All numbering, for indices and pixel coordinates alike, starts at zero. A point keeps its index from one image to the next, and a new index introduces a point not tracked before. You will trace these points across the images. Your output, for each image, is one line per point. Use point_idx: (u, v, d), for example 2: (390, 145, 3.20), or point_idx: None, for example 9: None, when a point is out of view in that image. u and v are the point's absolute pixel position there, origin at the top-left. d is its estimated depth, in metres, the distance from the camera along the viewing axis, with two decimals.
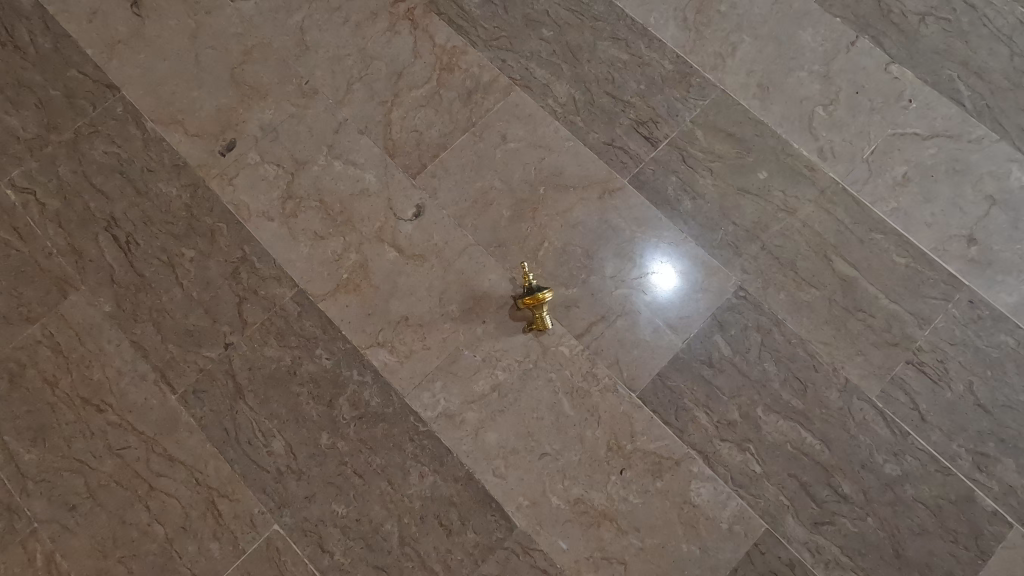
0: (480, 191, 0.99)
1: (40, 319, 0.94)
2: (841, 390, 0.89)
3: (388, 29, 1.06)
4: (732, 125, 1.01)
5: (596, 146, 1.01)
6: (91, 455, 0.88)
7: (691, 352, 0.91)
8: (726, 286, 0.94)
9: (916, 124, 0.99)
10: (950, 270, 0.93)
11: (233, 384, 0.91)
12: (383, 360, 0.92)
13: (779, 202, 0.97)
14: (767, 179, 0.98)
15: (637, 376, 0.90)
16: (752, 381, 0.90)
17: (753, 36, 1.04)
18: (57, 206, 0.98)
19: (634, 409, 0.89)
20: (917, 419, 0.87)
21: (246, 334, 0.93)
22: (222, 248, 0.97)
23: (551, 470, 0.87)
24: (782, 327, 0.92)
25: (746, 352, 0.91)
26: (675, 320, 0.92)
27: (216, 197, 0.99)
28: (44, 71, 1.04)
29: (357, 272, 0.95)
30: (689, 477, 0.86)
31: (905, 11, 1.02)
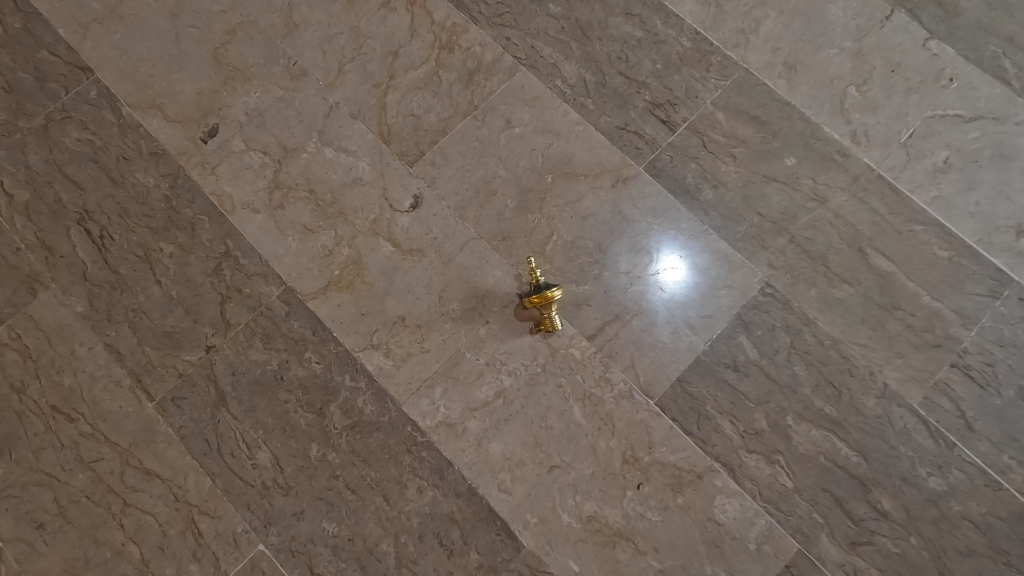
0: (482, 180, 0.91)
1: (7, 320, 0.87)
2: (878, 396, 0.81)
3: (383, 6, 0.98)
4: (756, 107, 0.93)
5: (609, 131, 0.93)
6: (62, 468, 0.81)
7: (713, 355, 0.83)
8: (752, 282, 0.86)
9: (958, 106, 0.91)
10: (997, 265, 0.85)
11: (215, 390, 0.84)
12: (377, 364, 0.84)
13: (808, 191, 0.89)
14: (795, 166, 0.90)
15: (654, 381, 0.83)
16: (780, 386, 0.82)
17: (779, 11, 0.95)
18: (27, 198, 0.91)
19: (651, 417, 0.81)
20: (963, 428, 0.80)
21: (229, 336, 0.86)
22: (203, 242, 0.89)
23: (562, 484, 0.80)
24: (813, 327, 0.84)
25: (774, 354, 0.83)
26: (695, 319, 0.85)
27: (197, 188, 0.92)
28: (14, 53, 0.96)
29: (350, 269, 0.88)
30: (713, 493, 0.79)
31: None
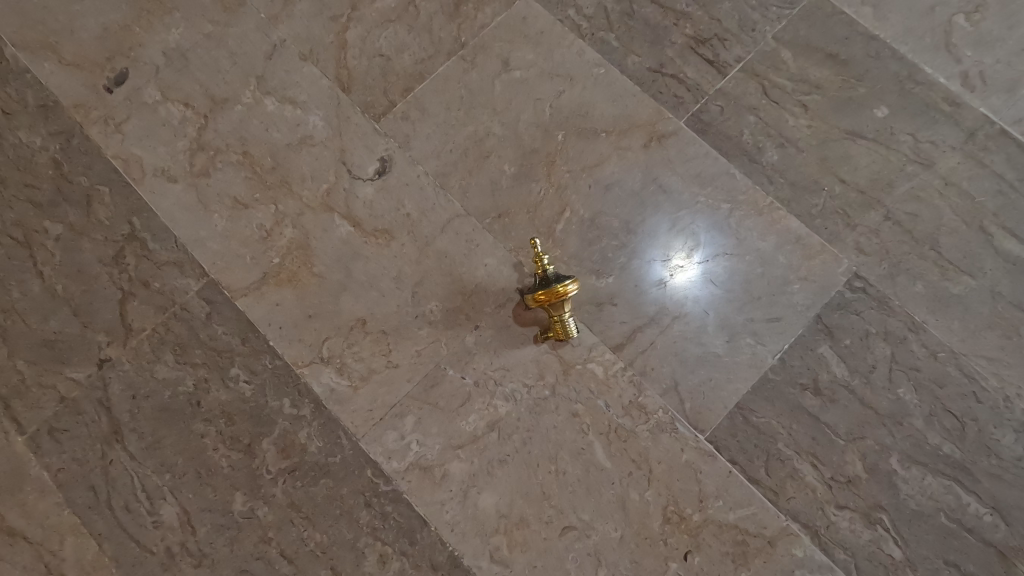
0: (471, 138, 0.69)
1: None
2: (1017, 429, 0.59)
3: None
4: (834, 41, 0.70)
5: (638, 74, 0.70)
6: None
7: (785, 373, 0.61)
8: (835, 272, 0.63)
9: None
10: None
11: (108, 420, 0.62)
12: (328, 385, 0.62)
13: (907, 151, 0.66)
14: (888, 118, 0.67)
15: (705, 409, 0.60)
16: (879, 417, 0.60)
17: None
18: None
19: (703, 459, 0.59)
20: None
21: (129, 346, 0.64)
22: (102, 222, 0.67)
23: (580, 552, 0.58)
24: (922, 334, 0.61)
25: (869, 371, 0.61)
26: (759, 324, 0.62)
27: (96, 150, 0.70)
28: None
29: (293, 256, 0.66)
30: (790, 566, 0.57)
31: None
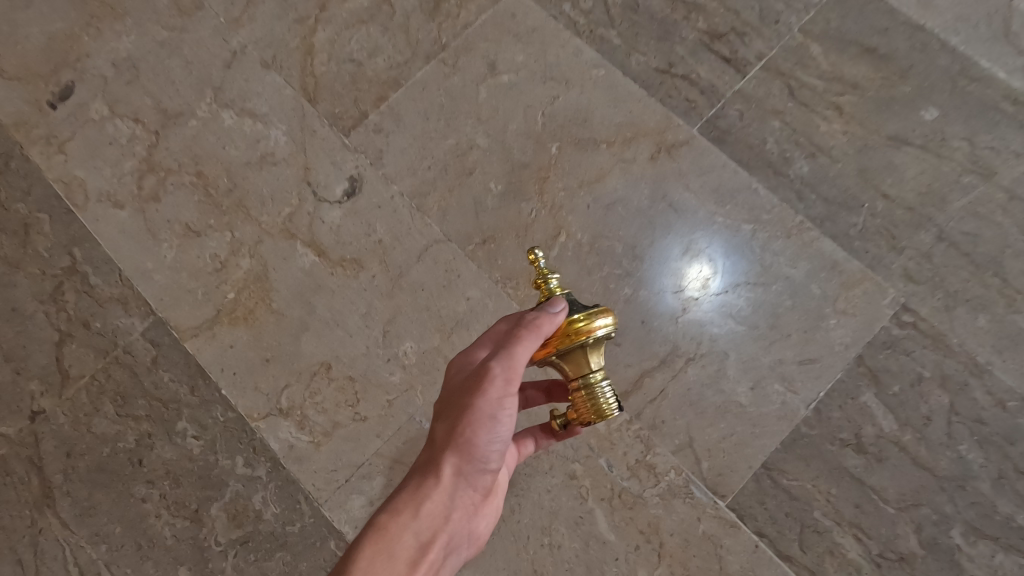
0: (452, 152, 0.61)
1: None
2: None
3: None
4: (872, 32, 0.60)
5: (643, 75, 0.61)
6: None
7: (821, 428, 0.51)
8: (879, 306, 0.53)
9: None
10: None
11: (39, 482, 0.54)
12: (287, 441, 0.54)
13: (962, 160, 0.57)
14: (939, 122, 0.58)
15: (726, 471, 0.51)
16: (938, 481, 0.50)
17: None
18: None
19: (722, 530, 0.50)
20: None
21: (65, 395, 0.56)
22: (38, 253, 0.60)
23: None
24: (987, 380, 0.51)
25: (923, 426, 0.51)
26: (789, 367, 0.53)
27: (35, 172, 0.63)
28: None
29: (250, 290, 0.58)
30: None
31: None
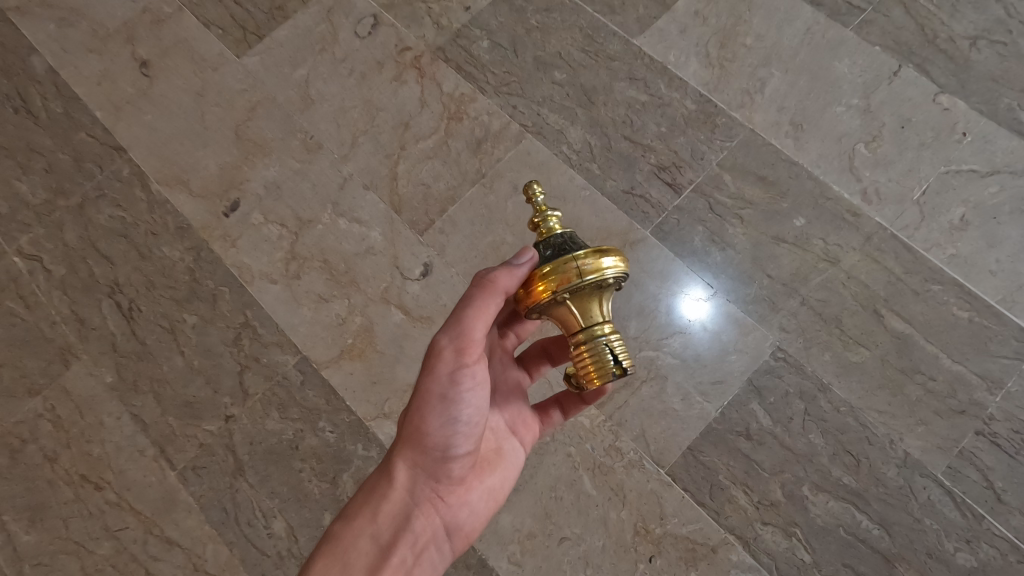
0: (490, 246, 0.93)
1: (41, 392, 0.91)
2: (900, 465, 0.78)
3: (394, 79, 1.03)
4: (763, 167, 0.93)
5: (615, 194, 0.94)
6: (88, 537, 0.84)
7: (725, 424, 0.82)
8: (763, 346, 0.85)
9: (973, 161, 0.90)
10: (1021, 325, 0.82)
11: (233, 459, 0.86)
12: (389, 434, 0.86)
13: (819, 251, 0.88)
14: (806, 227, 0.89)
15: (665, 451, 0.81)
16: (797, 456, 0.80)
17: (783, 71, 0.97)
18: (62, 272, 0.97)
19: (663, 488, 0.80)
20: (992, 499, 0.76)
21: (246, 404, 0.88)
22: (223, 312, 0.93)
23: (572, 556, 0.79)
24: (828, 393, 0.82)
25: (789, 422, 0.81)
26: (706, 385, 0.84)
27: (217, 258, 0.96)
28: (57, 138, 1.05)
29: (361, 337, 0.90)
30: (728, 567, 0.77)
31: (952, 37, 0.97)
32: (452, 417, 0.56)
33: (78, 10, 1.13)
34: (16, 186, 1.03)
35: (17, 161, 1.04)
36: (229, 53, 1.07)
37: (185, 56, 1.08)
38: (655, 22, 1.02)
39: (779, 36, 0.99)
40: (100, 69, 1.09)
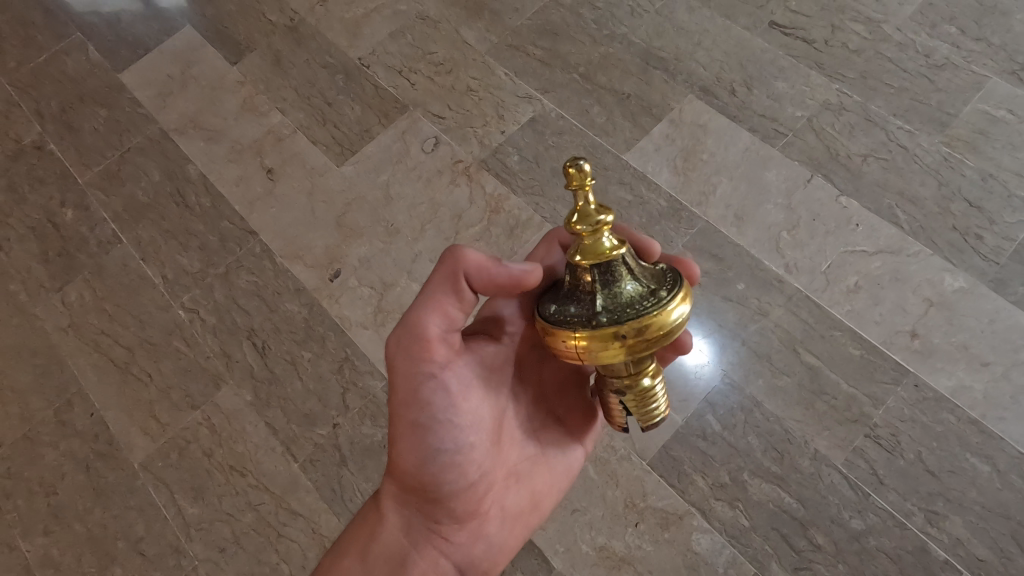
0: None
1: (201, 407, 1.28)
2: (811, 458, 1.12)
3: (451, 183, 1.44)
4: (715, 247, 1.30)
5: None
6: (236, 509, 1.19)
7: (688, 429, 1.16)
8: (716, 374, 1.20)
9: (864, 243, 1.27)
10: (897, 360, 1.17)
11: (339, 454, 1.21)
12: None
13: (755, 307, 1.24)
14: (745, 290, 1.25)
15: (647, 447, 1.16)
16: (738, 451, 1.14)
17: (729, 179, 1.36)
18: (214, 321, 1.36)
19: (645, 473, 1.14)
20: (876, 481, 1.10)
21: (348, 415, 1.24)
22: (330, 350, 1.30)
23: (581, 522, 1.12)
24: (761, 407, 1.17)
25: (733, 427, 1.16)
26: (675, 402, 1.18)
27: (325, 311, 1.34)
28: (207, 224, 1.46)
29: None
30: (691, 529, 1.10)
31: (850, 154, 1.36)
32: (429, 443, 0.71)
33: (220, 131, 1.56)
34: (178, 258, 1.43)
35: (178, 241, 1.45)
36: (331, 164, 1.49)
37: (299, 165, 1.50)
38: (638, 143, 1.42)
39: (726, 154, 1.39)
40: (237, 174, 1.51)
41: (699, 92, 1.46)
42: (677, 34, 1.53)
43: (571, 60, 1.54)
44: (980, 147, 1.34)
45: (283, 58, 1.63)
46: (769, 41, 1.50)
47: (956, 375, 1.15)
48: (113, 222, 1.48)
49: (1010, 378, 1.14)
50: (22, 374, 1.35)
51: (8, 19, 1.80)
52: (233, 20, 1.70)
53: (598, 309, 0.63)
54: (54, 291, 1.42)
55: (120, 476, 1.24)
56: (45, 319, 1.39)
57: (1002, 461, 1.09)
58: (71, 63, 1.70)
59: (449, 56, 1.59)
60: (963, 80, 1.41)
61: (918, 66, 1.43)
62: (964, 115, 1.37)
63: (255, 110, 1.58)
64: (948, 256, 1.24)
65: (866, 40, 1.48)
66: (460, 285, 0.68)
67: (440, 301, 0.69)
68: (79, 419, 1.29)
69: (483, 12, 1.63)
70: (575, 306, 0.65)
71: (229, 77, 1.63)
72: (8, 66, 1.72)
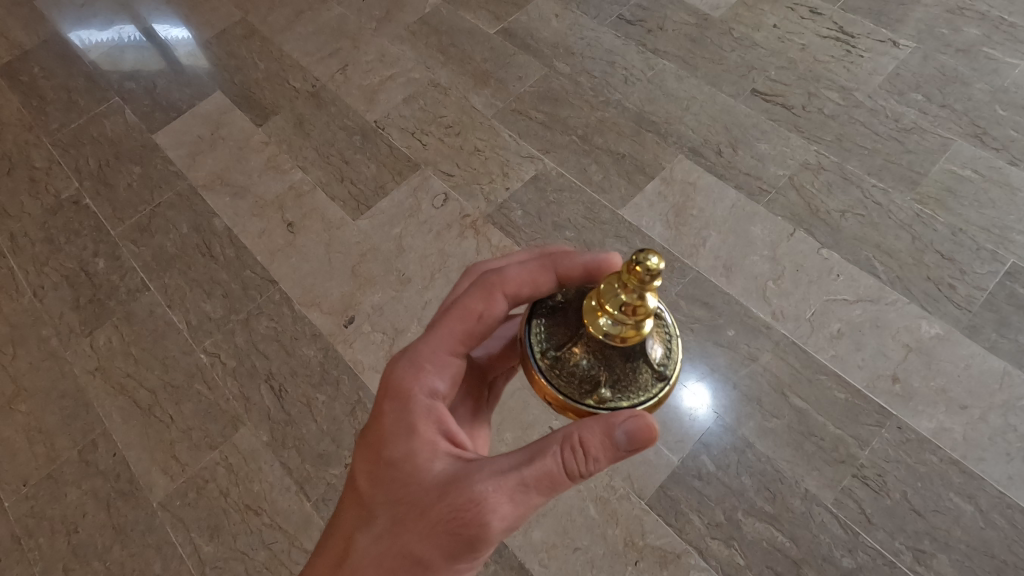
0: None
1: (219, 447, 1.35)
2: (802, 497, 1.18)
3: (459, 235, 1.55)
4: (706, 295, 1.39)
5: None
6: (250, 547, 1.24)
7: (684, 469, 1.22)
8: (709, 416, 1.26)
9: (845, 292, 1.36)
10: (880, 403, 1.25)
11: None
12: None
13: (745, 352, 1.32)
14: (735, 336, 1.34)
15: (644, 487, 1.21)
16: (733, 491, 1.20)
17: (718, 232, 1.47)
18: (234, 365, 1.44)
19: (644, 512, 1.19)
20: (864, 520, 1.15)
21: None
22: (344, 392, 1.37)
23: (583, 560, 1.17)
24: (753, 448, 1.23)
25: (727, 467, 1.22)
26: (671, 442, 1.24)
27: (340, 356, 1.42)
28: (230, 273, 1.56)
29: None
30: (689, 568, 1.15)
31: (829, 210, 1.47)
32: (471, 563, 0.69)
33: (245, 187, 1.68)
34: (203, 305, 1.52)
35: (203, 288, 1.54)
36: (348, 218, 1.61)
37: (318, 219, 1.62)
38: (633, 199, 1.54)
39: (714, 210, 1.50)
40: (260, 227, 1.62)
41: (689, 153, 1.58)
42: (667, 100, 1.67)
43: (570, 123, 1.67)
44: (949, 204, 1.45)
45: (305, 121, 1.77)
46: (751, 107, 1.64)
47: (936, 418, 1.22)
48: (142, 271, 1.58)
49: (988, 420, 1.21)
50: (49, 415, 1.41)
51: (52, 85, 1.91)
52: (260, 86, 1.85)
53: (656, 370, 0.61)
54: (84, 336, 1.50)
55: (140, 514, 1.30)
56: (73, 363, 1.47)
57: (983, 500, 1.15)
58: (109, 124, 1.83)
59: (458, 119, 1.73)
60: (930, 142, 1.54)
61: (888, 130, 1.56)
62: (933, 174, 1.49)
63: (278, 168, 1.71)
64: (924, 305, 1.33)
65: (840, 106, 1.62)
66: (601, 468, 0.60)
67: (555, 481, 0.62)
68: (102, 459, 1.35)
69: (489, 80, 1.78)
70: (629, 382, 0.60)
71: (255, 138, 1.76)
72: (49, 126, 1.83)
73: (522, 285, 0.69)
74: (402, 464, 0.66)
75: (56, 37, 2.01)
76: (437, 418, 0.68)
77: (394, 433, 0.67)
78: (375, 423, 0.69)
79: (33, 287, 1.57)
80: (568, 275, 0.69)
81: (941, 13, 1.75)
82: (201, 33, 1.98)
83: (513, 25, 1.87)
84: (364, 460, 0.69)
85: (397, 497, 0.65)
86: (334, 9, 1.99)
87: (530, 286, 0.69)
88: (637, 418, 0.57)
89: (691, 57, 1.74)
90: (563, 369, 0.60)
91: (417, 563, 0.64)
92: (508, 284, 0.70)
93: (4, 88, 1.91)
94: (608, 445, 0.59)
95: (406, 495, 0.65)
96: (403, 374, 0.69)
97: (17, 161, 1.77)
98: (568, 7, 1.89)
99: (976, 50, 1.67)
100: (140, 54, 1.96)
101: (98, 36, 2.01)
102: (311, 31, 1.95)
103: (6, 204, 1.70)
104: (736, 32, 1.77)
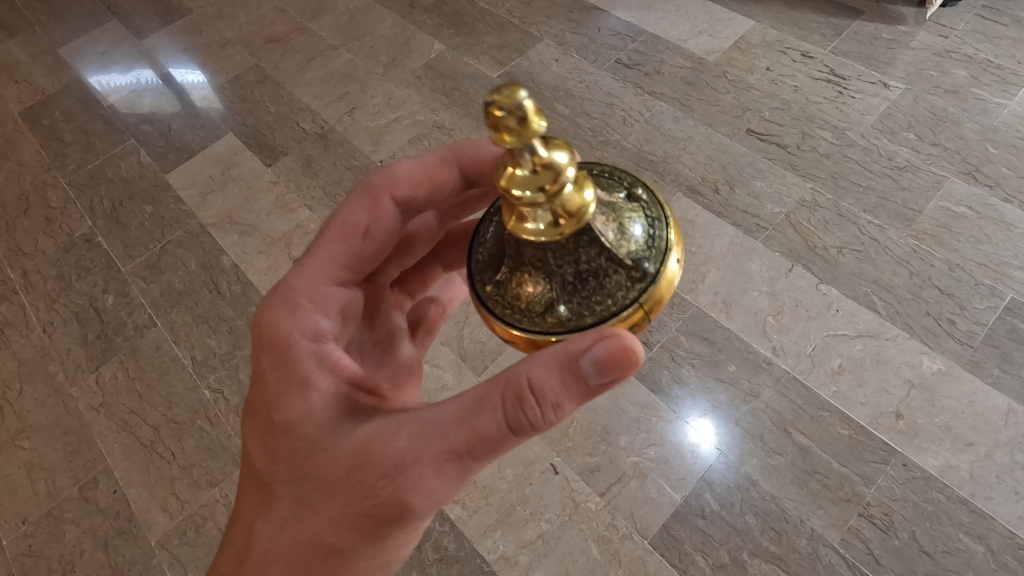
0: None
1: (219, 484, 1.35)
2: (809, 537, 1.16)
3: None
4: (707, 331, 1.40)
5: None
6: None
7: (687, 507, 1.21)
8: (712, 454, 1.25)
9: (844, 327, 1.37)
10: (884, 440, 1.24)
11: None
12: (457, 513, 1.24)
13: (746, 388, 1.32)
14: (736, 371, 1.34)
15: (647, 526, 1.20)
16: (736, 530, 1.18)
17: (717, 268, 1.48)
18: (237, 401, 1.45)
19: (646, 552, 1.17)
20: (872, 561, 1.14)
21: None
22: None
23: None
24: (757, 486, 1.22)
25: (731, 506, 1.20)
26: (674, 480, 1.24)
27: None
28: (235, 308, 1.58)
29: None
30: None
31: (826, 246, 1.49)
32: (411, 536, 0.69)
33: (253, 225, 1.72)
34: (208, 341, 1.54)
35: (209, 324, 1.56)
36: None
37: None
38: None
39: (712, 247, 1.52)
40: (266, 264, 1.65)
41: (686, 191, 1.62)
42: (665, 140, 1.72)
43: None
44: (946, 239, 1.47)
45: (313, 161, 1.83)
46: (747, 146, 1.68)
47: (942, 456, 1.21)
48: (149, 307, 1.61)
49: (995, 457, 1.20)
50: (52, 451, 1.41)
51: (72, 128, 1.98)
52: (270, 128, 1.92)
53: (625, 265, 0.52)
54: (90, 372, 1.52)
55: (138, 553, 1.29)
56: (78, 399, 1.48)
57: (994, 541, 1.13)
58: (124, 165, 1.89)
59: None
60: (924, 179, 1.56)
61: (882, 168, 1.59)
62: (928, 211, 1.51)
63: (285, 207, 1.75)
64: (925, 340, 1.34)
65: (834, 145, 1.66)
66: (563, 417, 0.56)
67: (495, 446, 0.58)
68: (102, 496, 1.35)
69: None
70: (592, 287, 0.52)
71: (264, 178, 1.81)
72: (67, 167, 1.89)
73: (418, 184, 0.80)
74: (302, 435, 0.64)
75: (78, 82, 2.10)
76: (337, 376, 0.66)
77: (287, 396, 0.66)
78: (262, 385, 0.68)
79: (43, 323, 1.60)
80: (481, 165, 0.80)
81: (929, 56, 1.81)
82: (216, 77, 2.07)
83: (515, 69, 1.95)
84: (266, 428, 0.67)
85: (313, 469, 0.63)
86: (343, 55, 2.07)
87: (427, 184, 0.81)
88: (614, 347, 0.50)
89: (687, 99, 1.80)
90: (505, 296, 0.55)
91: (335, 552, 0.63)
92: (399, 189, 0.79)
93: (25, 131, 1.98)
94: (558, 385, 0.54)
95: (312, 470, 0.63)
96: (285, 324, 0.69)
97: (34, 201, 1.82)
98: (567, 53, 1.97)
99: (965, 91, 1.72)
100: (157, 97, 2.04)
101: (117, 81, 2.09)
102: (322, 76, 2.03)
103: (20, 242, 1.74)
104: (731, 75, 1.83)
